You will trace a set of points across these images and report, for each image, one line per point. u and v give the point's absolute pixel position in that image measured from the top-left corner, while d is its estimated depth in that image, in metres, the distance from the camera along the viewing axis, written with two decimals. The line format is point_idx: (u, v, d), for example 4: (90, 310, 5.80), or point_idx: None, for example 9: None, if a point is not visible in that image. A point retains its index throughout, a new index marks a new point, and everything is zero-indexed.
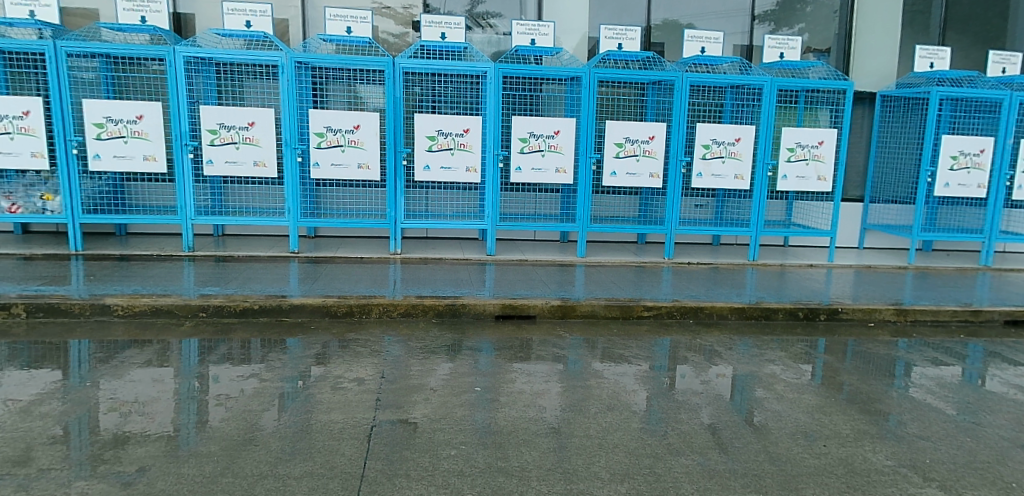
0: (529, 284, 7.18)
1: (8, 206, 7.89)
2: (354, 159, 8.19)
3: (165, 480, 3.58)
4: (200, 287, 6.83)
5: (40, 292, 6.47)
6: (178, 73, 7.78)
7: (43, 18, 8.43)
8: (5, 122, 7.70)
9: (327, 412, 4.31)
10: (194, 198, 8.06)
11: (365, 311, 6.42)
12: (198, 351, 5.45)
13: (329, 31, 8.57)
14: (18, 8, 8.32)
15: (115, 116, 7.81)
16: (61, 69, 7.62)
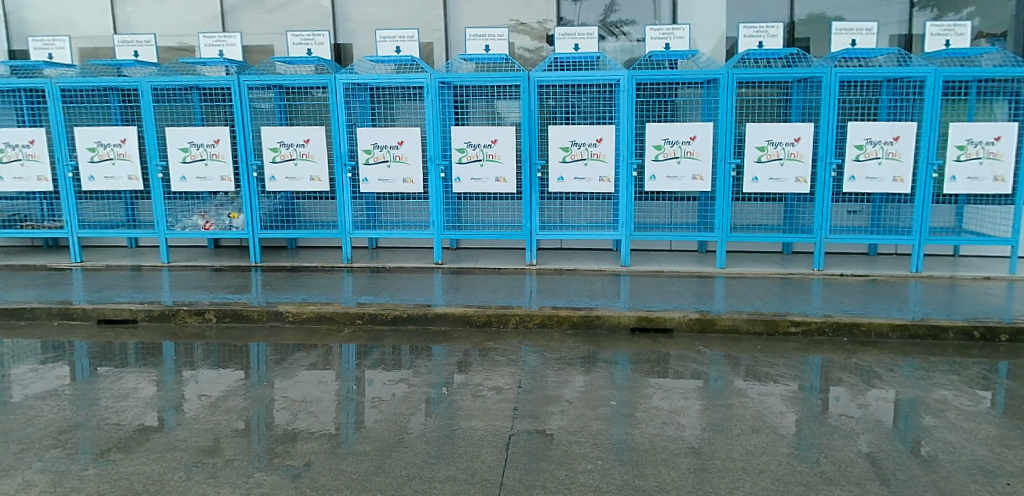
0: (666, 296, 7.06)
1: (204, 224, 8.94)
2: (492, 173, 8.43)
3: (327, 476, 3.85)
4: (356, 296, 7.32)
5: (228, 300, 7.33)
6: (337, 98, 8.41)
7: (230, 56, 9.52)
8: (201, 150, 8.68)
9: (468, 419, 4.45)
10: (351, 214, 8.67)
11: (503, 320, 6.57)
12: (356, 356, 5.84)
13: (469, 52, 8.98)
14: (210, 48, 9.54)
15: (287, 141, 8.60)
16: (245, 101, 8.56)
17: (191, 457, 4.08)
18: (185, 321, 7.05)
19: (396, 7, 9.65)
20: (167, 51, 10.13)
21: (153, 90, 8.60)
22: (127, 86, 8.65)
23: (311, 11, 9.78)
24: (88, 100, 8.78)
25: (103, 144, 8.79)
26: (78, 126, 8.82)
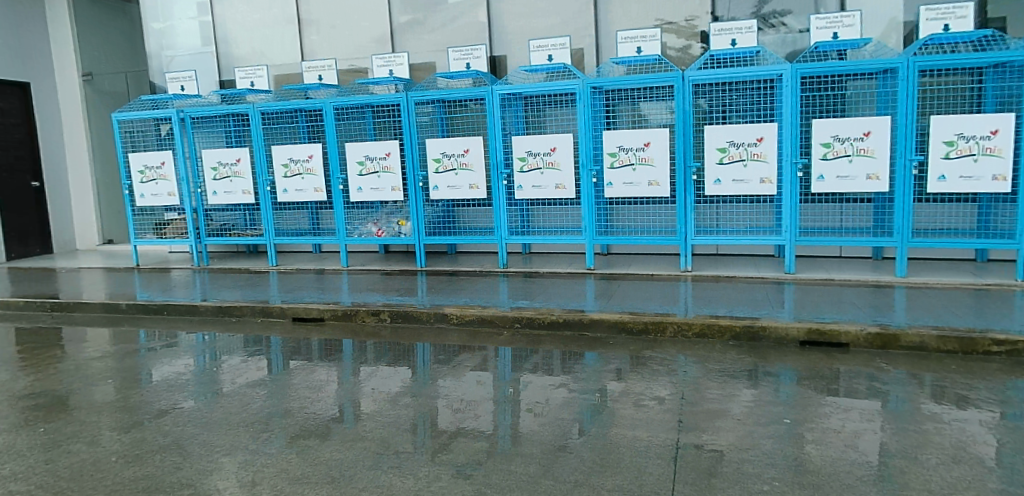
0: (838, 307, 6.58)
1: (376, 231, 9.71)
2: (645, 176, 8.32)
3: (498, 474, 3.96)
4: (513, 300, 7.51)
5: (398, 302, 7.88)
6: (494, 109, 8.71)
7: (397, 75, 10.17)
8: (374, 163, 9.37)
9: (631, 429, 4.42)
10: (506, 220, 8.94)
11: (660, 329, 6.45)
12: (515, 359, 6.01)
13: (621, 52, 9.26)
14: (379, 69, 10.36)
15: (449, 152, 9.03)
16: (412, 115, 9.12)
17: (374, 446, 4.41)
18: (363, 320, 7.72)
19: (549, 16, 9.82)
20: (345, 73, 11.00)
21: (335, 110, 9.46)
22: (313, 107, 9.58)
23: (470, 27, 10.20)
24: (282, 121, 9.88)
25: (295, 160, 9.76)
26: (275, 145, 9.93)
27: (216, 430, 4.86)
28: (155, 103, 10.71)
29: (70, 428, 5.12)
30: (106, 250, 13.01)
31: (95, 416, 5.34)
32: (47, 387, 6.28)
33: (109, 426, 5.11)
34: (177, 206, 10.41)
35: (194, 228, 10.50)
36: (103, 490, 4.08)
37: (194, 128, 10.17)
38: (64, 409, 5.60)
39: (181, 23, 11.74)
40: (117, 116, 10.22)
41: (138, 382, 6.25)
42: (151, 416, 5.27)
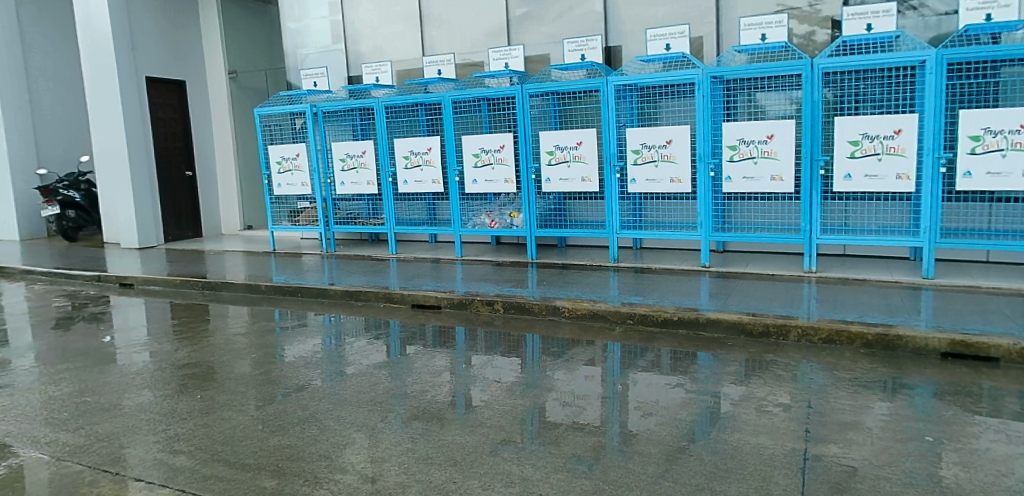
0: (986, 317, 6.05)
1: (489, 222, 9.83)
2: (767, 170, 7.92)
3: (617, 471, 3.94)
4: (625, 296, 7.43)
5: (510, 293, 8.00)
6: (609, 100, 8.62)
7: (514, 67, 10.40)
8: (489, 155, 9.56)
9: (755, 435, 4.28)
10: (618, 215, 8.85)
11: (783, 332, 6.19)
12: (630, 356, 5.97)
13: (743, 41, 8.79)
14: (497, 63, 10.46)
15: (562, 144, 9.04)
16: (526, 107, 9.22)
17: (494, 434, 4.52)
18: (478, 309, 7.91)
19: (667, 4, 9.58)
20: (464, 67, 11.24)
21: (454, 103, 9.71)
22: (432, 101, 9.87)
23: (586, 18, 10.14)
24: (402, 115, 10.21)
25: (415, 152, 10.10)
26: (396, 138, 10.30)
27: (345, 409, 5.17)
28: (290, 97, 11.36)
29: (219, 399, 5.61)
30: (246, 235, 14.03)
31: (239, 389, 5.82)
32: (200, 358, 6.91)
33: (253, 399, 5.56)
34: (309, 194, 11.10)
35: (323, 216, 11.13)
36: (251, 455, 4.46)
37: (326, 121, 10.76)
38: (212, 380, 6.12)
39: (315, 22, 12.43)
40: (259, 111, 11.12)
41: (274, 359, 6.74)
42: (286, 392, 5.67)
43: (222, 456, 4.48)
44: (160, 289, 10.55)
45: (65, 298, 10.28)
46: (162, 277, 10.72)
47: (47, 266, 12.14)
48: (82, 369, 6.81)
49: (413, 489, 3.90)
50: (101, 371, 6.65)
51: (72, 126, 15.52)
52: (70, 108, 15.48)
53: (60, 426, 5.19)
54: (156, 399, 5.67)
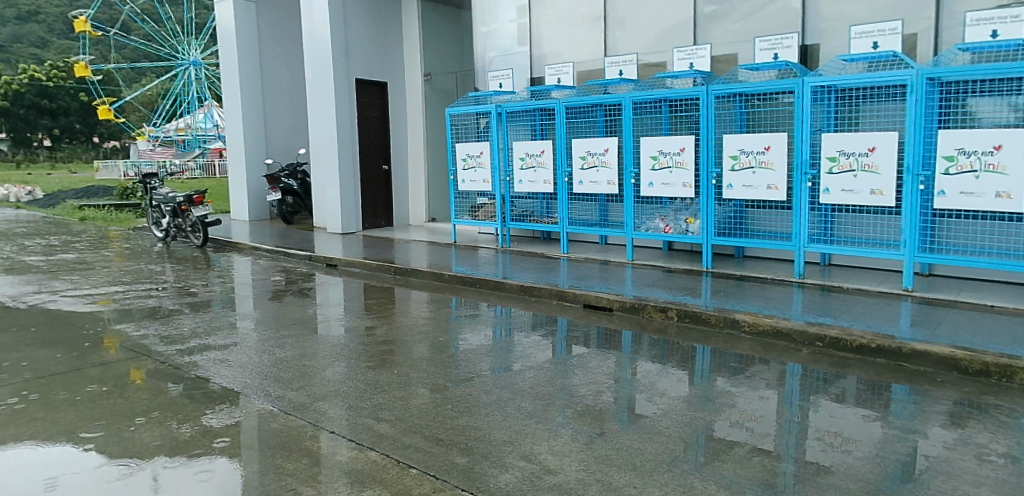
0: None
1: (664, 227, 9.64)
2: (991, 186, 7.00)
3: None
4: (809, 314, 6.95)
5: (683, 300, 7.78)
6: (804, 104, 8.09)
7: (699, 67, 10.32)
8: (668, 158, 9.31)
9: (973, 486, 3.80)
10: (806, 227, 8.29)
11: (1007, 374, 5.44)
12: (819, 382, 5.56)
13: (967, 38, 7.98)
14: (682, 62, 10.46)
15: (747, 149, 8.58)
16: (711, 109, 8.89)
17: (674, 443, 4.49)
18: (651, 315, 7.78)
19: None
20: (647, 67, 11.05)
21: (634, 104, 9.57)
22: (613, 101, 9.81)
23: (782, 14, 9.54)
24: (583, 116, 10.25)
25: (592, 153, 10.12)
26: (576, 138, 10.36)
27: (519, 405, 5.37)
28: (477, 98, 11.81)
29: (409, 381, 6.05)
30: (431, 226, 14.83)
31: (422, 375, 6.20)
32: (394, 337, 7.53)
33: (426, 384, 5.97)
34: (489, 191, 11.50)
35: (501, 213, 11.51)
36: (443, 432, 4.90)
37: (509, 121, 11.07)
38: (395, 361, 6.65)
39: (504, 25, 12.82)
40: (449, 111, 11.70)
41: (454, 345, 7.10)
42: (456, 381, 6.02)
43: (418, 429, 4.97)
44: (359, 272, 11.51)
45: (281, 274, 11.54)
46: (360, 261, 11.69)
47: (268, 244, 13.69)
48: (296, 337, 7.65)
49: (593, 488, 3.96)
50: (308, 342, 7.43)
51: (293, 120, 17.39)
52: (291, 106, 17.28)
53: (284, 384, 6.07)
54: (347, 375, 6.28)
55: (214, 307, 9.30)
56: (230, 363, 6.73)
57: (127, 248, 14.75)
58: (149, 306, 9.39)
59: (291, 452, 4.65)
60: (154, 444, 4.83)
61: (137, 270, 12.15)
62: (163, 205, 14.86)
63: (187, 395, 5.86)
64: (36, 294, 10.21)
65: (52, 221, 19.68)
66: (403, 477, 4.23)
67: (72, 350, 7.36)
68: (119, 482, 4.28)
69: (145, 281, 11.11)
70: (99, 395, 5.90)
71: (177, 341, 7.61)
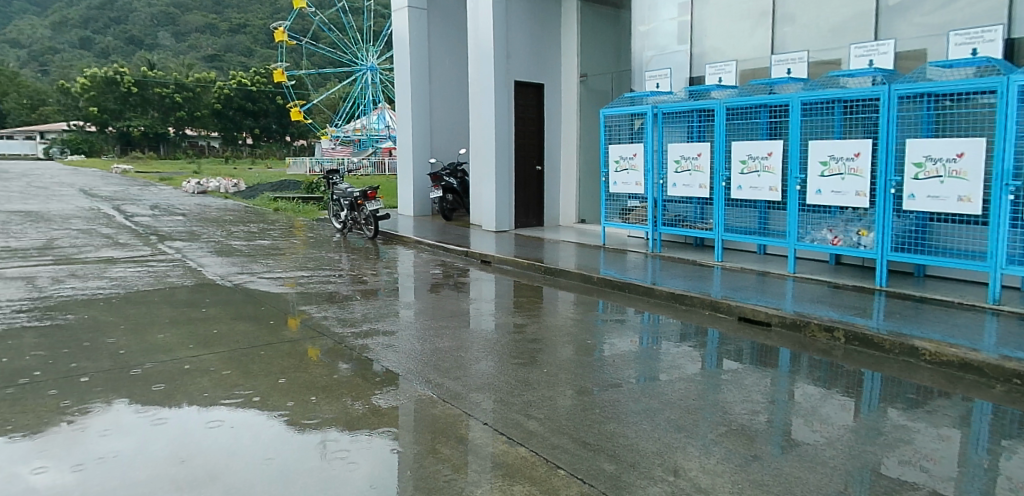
0: None
1: (832, 238, 8.89)
2: None
3: None
4: (1006, 347, 6.07)
5: (851, 320, 7.13)
6: (1009, 104, 7.10)
7: (880, 65, 9.34)
8: (840, 163, 8.60)
9: None
10: (1007, 247, 7.24)
11: None
12: (1017, 425, 4.85)
13: None
14: (860, 60, 9.54)
15: (936, 155, 7.65)
16: (892, 111, 8.04)
17: (840, 475, 4.13)
18: (814, 334, 7.20)
19: None
20: (818, 65, 10.23)
21: (803, 105, 8.97)
22: (780, 102, 9.25)
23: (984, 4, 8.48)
24: (746, 116, 9.73)
25: (753, 157, 9.55)
26: (736, 141, 9.86)
27: (669, 418, 5.17)
28: (633, 99, 11.58)
29: (558, 382, 6.03)
30: (580, 228, 14.74)
31: (570, 377, 6.15)
32: (543, 335, 7.56)
33: (572, 387, 5.92)
34: (641, 194, 11.22)
35: (652, 217, 11.20)
36: (591, 435, 4.88)
37: (666, 122, 10.77)
38: (544, 360, 6.66)
39: (663, 23, 12.45)
40: (604, 112, 11.58)
41: (601, 349, 7.00)
42: (602, 386, 5.91)
43: (566, 430, 4.99)
44: (510, 269, 11.67)
45: (440, 267, 12.00)
46: (513, 259, 11.86)
47: (429, 239, 14.29)
48: (452, 329, 7.91)
49: None
50: (462, 335, 7.64)
51: (457, 120, 18.02)
52: (453, 107, 17.87)
53: (442, 373, 6.33)
54: (497, 370, 6.38)
55: (380, 295, 9.85)
56: (395, 349, 7.11)
57: (310, 236, 16.03)
58: (326, 291, 10.12)
59: (447, 438, 4.90)
60: (331, 419, 5.25)
61: (318, 257, 13.18)
62: (342, 200, 16.06)
63: (357, 376, 6.25)
64: (240, 275, 11.38)
65: (251, 210, 21.90)
66: (551, 476, 4.30)
67: (263, 325, 8.13)
68: (305, 449, 4.75)
69: (324, 268, 12.02)
70: (285, 370, 6.46)
71: (351, 324, 8.16)
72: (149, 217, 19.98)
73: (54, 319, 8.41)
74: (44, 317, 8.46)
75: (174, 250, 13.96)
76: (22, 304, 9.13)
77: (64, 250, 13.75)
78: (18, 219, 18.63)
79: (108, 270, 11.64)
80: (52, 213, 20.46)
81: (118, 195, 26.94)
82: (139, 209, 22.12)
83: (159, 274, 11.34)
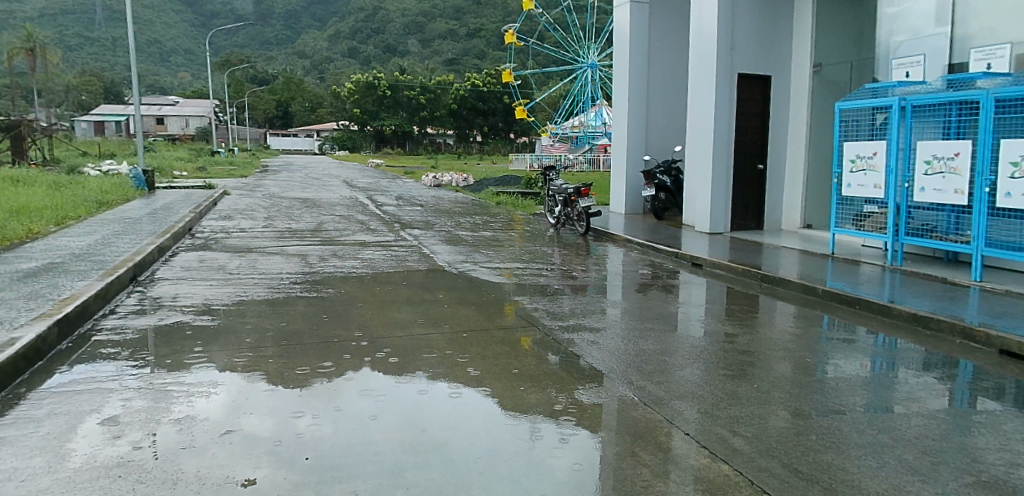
0: None
1: None
2: (1018, 188, 8.08)
3: None
4: None
5: None
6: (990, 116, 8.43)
7: None
8: (987, 166, 8.42)
9: None
10: None
11: None
12: None
13: None
14: None
15: (982, 156, 8.46)
16: None
17: None
18: None
19: None
20: None
21: None
22: None
23: None
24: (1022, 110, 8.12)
25: None
26: (1007, 139, 8.28)
27: (903, 458, 4.42)
28: (876, 91, 10.22)
29: (770, 401, 5.45)
30: (806, 234, 13.41)
31: (784, 397, 5.55)
32: (756, 348, 6.93)
33: (785, 407, 5.33)
34: (881, 198, 9.90)
35: (893, 225, 9.83)
36: (806, 464, 4.35)
37: (916, 117, 9.37)
38: (756, 375, 6.08)
39: (918, 3, 10.86)
40: (840, 106, 10.39)
41: (823, 370, 6.25)
42: (822, 411, 5.25)
43: (776, 453, 4.50)
44: (724, 274, 10.93)
45: (649, 267, 11.62)
46: (727, 263, 11.09)
47: (639, 237, 13.94)
48: (658, 332, 7.57)
49: None
50: (668, 339, 7.27)
51: (675, 116, 17.37)
52: (671, 102, 17.23)
53: (646, 376, 6.04)
54: (704, 379, 5.94)
55: (589, 292, 9.75)
56: (601, 346, 6.96)
57: (527, 230, 16.46)
58: (539, 283, 10.25)
59: (646, 443, 4.66)
60: (537, 407, 5.27)
61: (534, 250, 13.47)
62: (558, 195, 16.27)
63: (562, 369, 6.20)
64: (465, 263, 11.99)
65: (477, 203, 23.09)
66: None
67: (482, 311, 8.43)
68: (519, 433, 4.79)
69: (538, 261, 12.24)
70: (497, 355, 6.59)
71: (560, 318, 8.17)
72: (396, 206, 21.99)
73: (321, 291, 9.48)
74: (313, 288, 9.59)
75: (412, 236, 15.12)
76: (296, 276, 10.44)
77: (328, 232, 15.58)
78: (297, 205, 21.51)
79: (360, 251, 12.93)
80: (321, 200, 23.31)
81: (372, 186, 30.08)
82: (387, 199, 24.39)
83: (400, 258, 12.33)
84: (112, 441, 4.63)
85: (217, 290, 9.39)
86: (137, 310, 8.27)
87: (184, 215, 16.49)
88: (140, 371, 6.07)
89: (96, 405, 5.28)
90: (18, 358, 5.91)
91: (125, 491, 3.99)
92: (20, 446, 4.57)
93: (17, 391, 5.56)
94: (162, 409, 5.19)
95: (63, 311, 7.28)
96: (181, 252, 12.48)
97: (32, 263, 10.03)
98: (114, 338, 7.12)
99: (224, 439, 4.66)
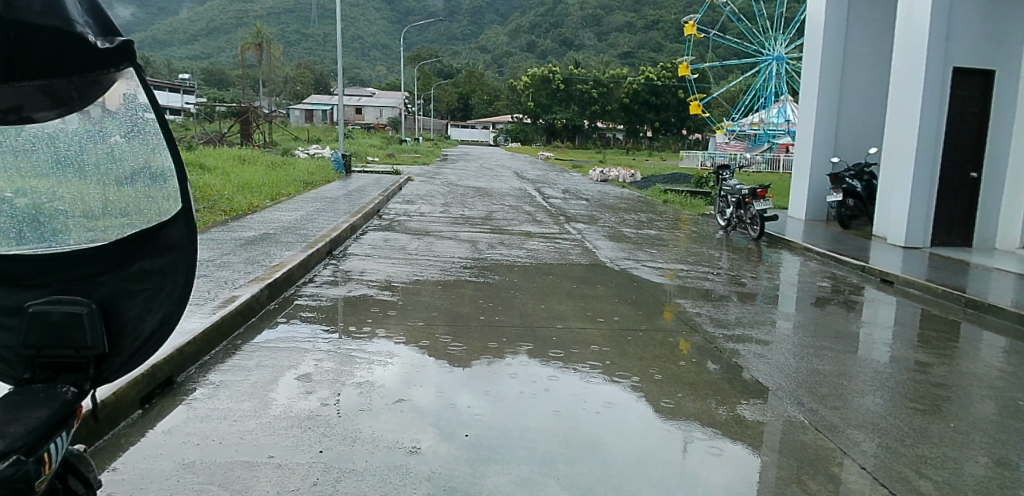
0: None
1: None
2: None
3: None
4: None
5: None
6: None
7: None
8: None
9: None
10: None
11: None
12: None
13: None
14: None
15: None
16: None
17: None
18: None
19: None
20: None
21: None
22: None
23: None
24: None
25: None
26: None
27: None
28: None
29: (968, 443, 4.60)
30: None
31: (986, 441, 4.67)
32: (953, 382, 5.94)
33: (987, 453, 4.46)
34: None
35: None
36: None
37: None
38: (952, 412, 5.18)
39: None
40: None
41: None
42: None
43: None
44: (919, 295, 9.59)
45: (829, 280, 10.52)
46: (923, 283, 9.73)
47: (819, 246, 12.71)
48: (835, 351, 6.73)
49: None
50: (846, 360, 6.44)
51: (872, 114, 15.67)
52: (869, 99, 15.55)
53: (819, 398, 5.35)
54: (888, 410, 5.15)
55: (759, 300, 8.97)
56: (770, 360, 6.29)
57: (694, 231, 15.64)
58: (704, 287, 9.61)
59: (816, 471, 4.08)
60: (695, 416, 4.81)
61: (699, 252, 12.74)
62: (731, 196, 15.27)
63: (724, 380, 5.66)
64: (627, 260, 11.58)
65: (643, 200, 22.44)
66: None
67: (641, 311, 8.01)
68: (680, 441, 4.39)
69: (705, 264, 11.53)
70: (658, 358, 6.17)
71: (725, 325, 7.55)
72: (563, 199, 21.97)
73: (488, 276, 9.55)
74: (481, 273, 9.70)
75: (576, 230, 14.92)
76: (466, 260, 10.63)
77: (498, 220, 15.85)
78: (472, 193, 22.19)
79: (526, 241, 12.96)
80: (492, 190, 23.80)
81: (543, 177, 30.41)
82: (554, 191, 24.40)
83: (564, 250, 12.19)
84: (305, 396, 4.83)
85: (398, 268, 9.77)
86: (331, 281, 8.79)
87: (374, 197, 17.53)
88: (331, 335, 6.35)
89: (294, 362, 5.57)
90: (237, 313, 6.41)
91: (313, 442, 4.11)
92: (234, 390, 4.90)
93: (235, 342, 6.01)
94: (347, 372, 5.36)
95: (273, 276, 7.87)
96: (369, 231, 13.20)
97: (249, 232, 11.07)
98: (311, 304, 7.58)
99: (397, 406, 4.70)
